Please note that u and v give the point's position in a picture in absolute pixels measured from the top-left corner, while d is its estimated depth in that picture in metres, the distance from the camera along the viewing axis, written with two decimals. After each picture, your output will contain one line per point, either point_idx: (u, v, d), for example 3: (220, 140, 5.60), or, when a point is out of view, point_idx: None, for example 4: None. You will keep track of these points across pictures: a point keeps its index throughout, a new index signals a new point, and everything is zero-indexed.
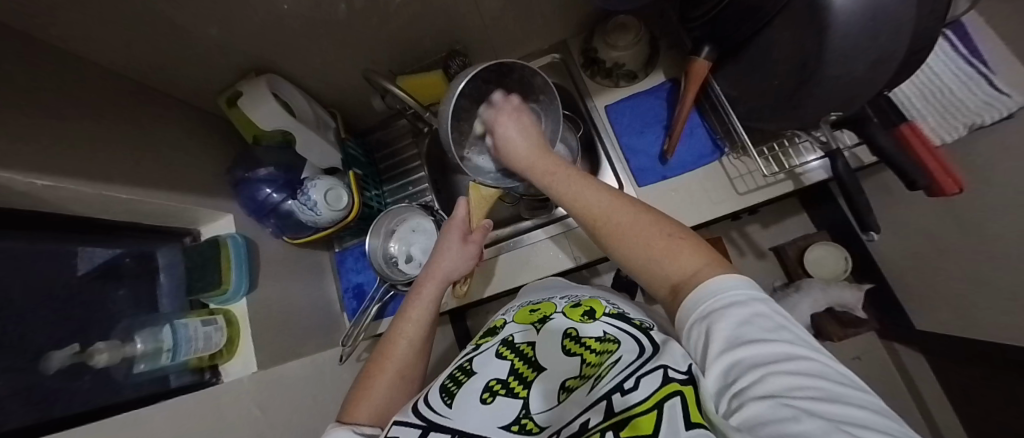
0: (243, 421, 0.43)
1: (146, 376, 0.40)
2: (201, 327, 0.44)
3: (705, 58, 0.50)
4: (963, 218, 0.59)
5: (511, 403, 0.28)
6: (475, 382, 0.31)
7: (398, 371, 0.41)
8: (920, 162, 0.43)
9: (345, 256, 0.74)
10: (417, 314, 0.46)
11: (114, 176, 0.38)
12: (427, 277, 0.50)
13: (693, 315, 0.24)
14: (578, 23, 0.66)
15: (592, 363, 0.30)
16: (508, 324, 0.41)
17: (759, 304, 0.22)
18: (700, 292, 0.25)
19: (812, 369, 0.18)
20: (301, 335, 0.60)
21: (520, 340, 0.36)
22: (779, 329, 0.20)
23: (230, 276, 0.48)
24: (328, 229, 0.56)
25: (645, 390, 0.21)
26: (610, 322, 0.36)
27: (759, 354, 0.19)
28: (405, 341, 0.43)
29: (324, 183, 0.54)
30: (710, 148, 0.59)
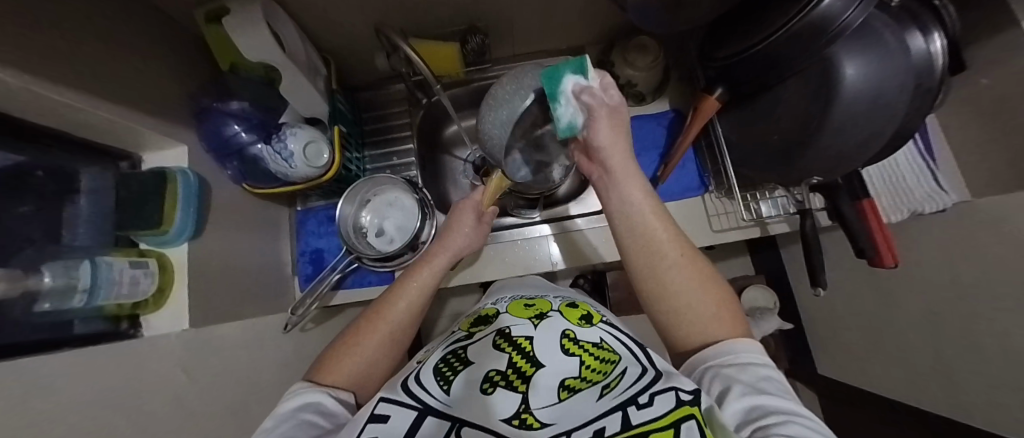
0: (168, 385, 0.37)
1: (47, 317, 0.32)
2: (127, 269, 0.38)
3: (717, 98, 0.51)
4: (885, 288, 0.68)
5: (510, 396, 0.29)
6: (473, 372, 0.31)
7: (391, 337, 0.39)
8: (873, 235, 0.49)
9: (307, 217, 0.67)
10: (423, 282, 0.44)
11: (51, 74, 0.31)
12: (438, 248, 0.48)
13: (719, 363, 0.32)
14: (599, 33, 0.65)
15: (593, 368, 0.32)
16: (503, 315, 0.42)
17: (771, 373, 0.30)
18: (727, 348, 0.34)
19: (808, 421, 0.25)
20: (241, 295, 0.54)
21: (517, 334, 0.36)
22: (785, 393, 0.28)
23: (175, 219, 0.42)
24: (300, 185, 0.51)
25: (660, 407, 0.24)
26: (608, 330, 0.38)
27: (772, 403, 0.27)
28: (406, 307, 0.41)
29: (304, 134, 0.49)
30: (696, 183, 0.62)
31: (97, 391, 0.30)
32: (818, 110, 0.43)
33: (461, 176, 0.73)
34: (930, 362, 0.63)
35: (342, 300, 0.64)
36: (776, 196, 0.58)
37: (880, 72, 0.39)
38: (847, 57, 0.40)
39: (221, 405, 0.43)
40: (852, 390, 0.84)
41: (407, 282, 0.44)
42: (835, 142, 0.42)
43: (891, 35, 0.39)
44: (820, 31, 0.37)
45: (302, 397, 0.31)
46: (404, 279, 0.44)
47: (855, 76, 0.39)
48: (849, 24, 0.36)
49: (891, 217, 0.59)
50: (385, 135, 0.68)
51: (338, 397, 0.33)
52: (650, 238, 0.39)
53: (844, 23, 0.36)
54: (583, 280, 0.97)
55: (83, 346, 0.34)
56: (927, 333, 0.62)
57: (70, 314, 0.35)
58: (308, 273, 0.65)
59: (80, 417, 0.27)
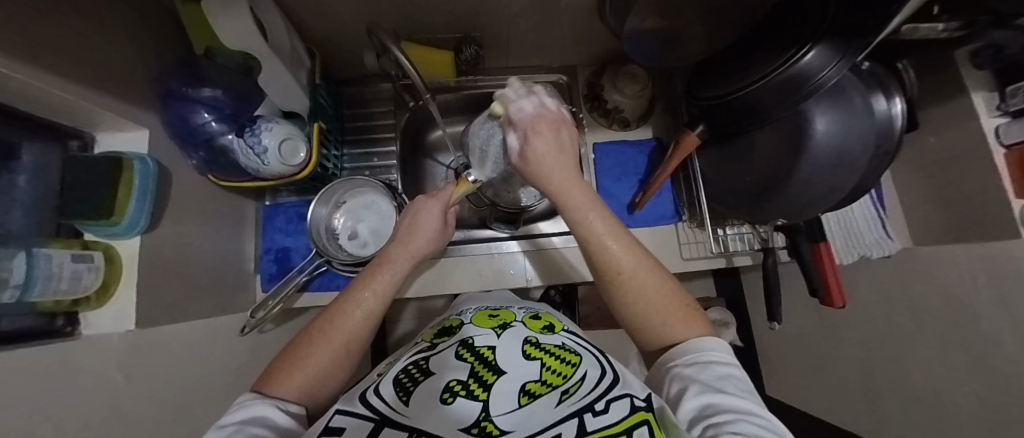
0: (109, 389, 0.35)
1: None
2: (70, 263, 0.35)
3: (696, 135, 0.53)
4: (830, 322, 0.74)
5: (470, 405, 0.31)
6: (434, 382, 0.34)
7: (346, 344, 0.38)
8: (825, 277, 0.53)
9: (275, 212, 0.65)
10: (380, 288, 0.43)
11: (11, 49, 0.28)
12: (397, 252, 0.48)
13: (680, 358, 0.34)
14: (590, 56, 0.67)
15: (554, 370, 0.35)
16: (466, 325, 0.45)
17: (727, 367, 0.33)
18: (690, 347, 0.35)
19: (756, 418, 0.28)
20: (196, 290, 0.50)
21: (479, 344, 0.39)
22: (738, 388, 0.31)
23: (128, 209, 0.39)
24: (271, 181, 0.49)
25: (615, 414, 0.27)
26: (569, 337, 0.42)
27: (725, 400, 0.29)
28: (362, 315, 0.40)
29: (281, 129, 0.47)
30: (670, 212, 0.64)
31: (29, 398, 0.28)
32: (787, 160, 0.46)
33: (441, 182, 0.72)
34: (862, 393, 0.69)
35: (306, 301, 0.62)
36: (741, 231, 0.62)
37: (847, 131, 0.42)
38: (819, 113, 0.43)
39: (164, 411, 0.41)
40: (794, 412, 0.90)
41: (362, 288, 0.42)
42: (799, 191, 0.45)
43: (860, 98, 0.42)
44: (803, 84, 0.39)
45: (249, 410, 0.30)
46: (359, 286, 0.43)
47: (826, 132, 0.43)
48: (824, 83, 0.38)
49: (845, 259, 0.64)
50: (364, 134, 0.66)
51: (287, 409, 0.32)
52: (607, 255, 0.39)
53: (819, 82, 0.38)
54: (552, 291, 0.99)
55: (14, 345, 0.31)
56: (861, 366, 0.68)
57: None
58: (270, 272, 0.62)
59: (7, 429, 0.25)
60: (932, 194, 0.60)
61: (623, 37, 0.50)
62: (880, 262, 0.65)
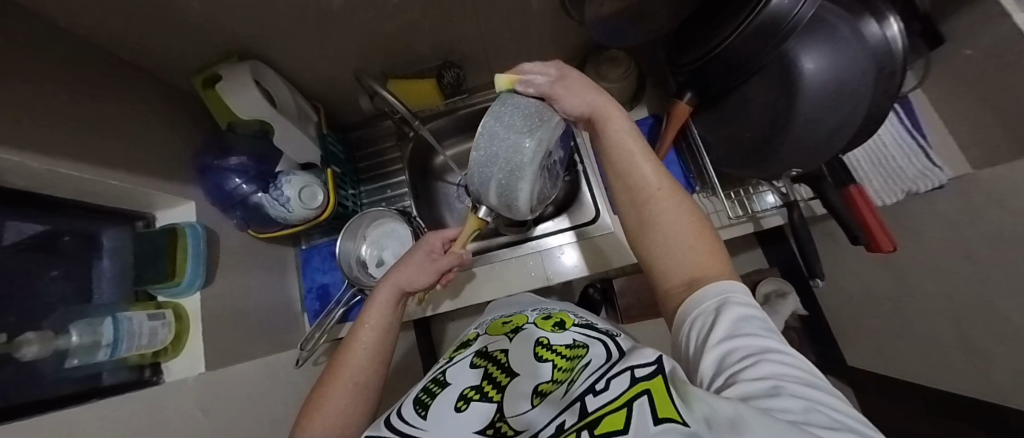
0: (189, 423, 0.40)
1: (77, 372, 0.37)
2: (146, 321, 0.42)
3: (688, 102, 0.52)
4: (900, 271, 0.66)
5: (484, 406, 0.34)
6: (448, 394, 0.37)
7: (360, 376, 0.43)
8: (865, 222, 0.48)
9: (311, 254, 0.72)
10: (374, 320, 0.47)
11: (67, 152, 0.35)
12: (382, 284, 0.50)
13: (698, 307, 0.31)
14: (570, 51, 0.68)
15: (563, 368, 0.36)
16: (481, 336, 0.50)
17: (753, 308, 0.30)
18: (711, 288, 0.32)
19: (794, 360, 0.24)
20: (253, 331, 0.56)
21: (494, 350, 0.43)
22: (768, 328, 0.28)
23: (185, 270, 0.46)
24: (298, 226, 0.54)
25: (617, 391, 0.25)
26: (580, 332, 0.44)
27: (751, 343, 0.26)
28: (364, 353, 0.44)
29: (299, 180, 0.53)
30: (682, 185, 0.62)
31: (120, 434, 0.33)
32: (782, 107, 0.44)
33: (456, 200, 0.75)
34: (954, 344, 0.60)
35: (349, 330, 0.67)
36: (763, 191, 0.59)
37: (837, 65, 0.40)
38: (805, 51, 0.41)
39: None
40: (884, 380, 0.80)
41: (360, 328, 0.46)
42: (803, 132, 0.43)
43: (845, 24, 0.40)
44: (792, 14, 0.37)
45: None
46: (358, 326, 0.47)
47: (815, 70, 0.41)
48: (801, 21, 0.37)
49: (885, 199, 0.59)
50: (376, 170, 0.72)
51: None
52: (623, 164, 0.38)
53: (796, 20, 0.36)
54: (590, 289, 0.97)
55: (106, 396, 0.38)
56: (944, 314, 0.60)
57: (98, 366, 0.39)
58: (314, 308, 0.69)
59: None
60: (976, 108, 0.53)
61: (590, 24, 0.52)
62: (933, 195, 0.58)
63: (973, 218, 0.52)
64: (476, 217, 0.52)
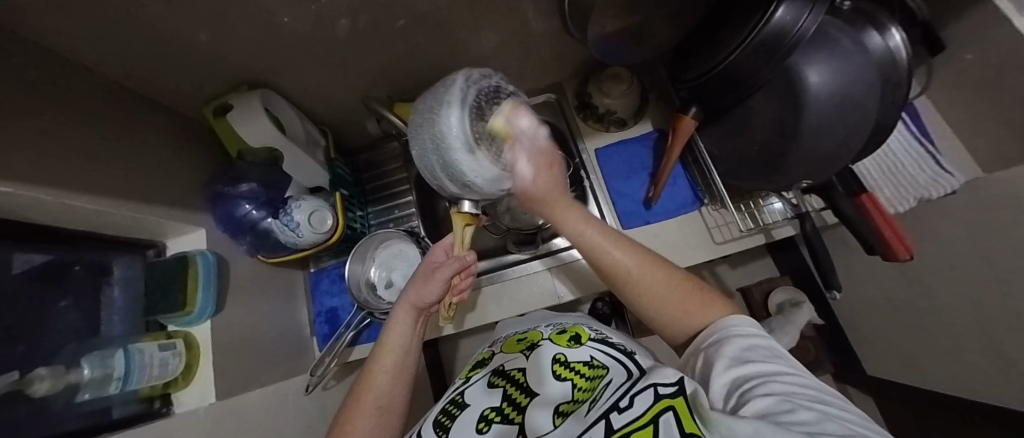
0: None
1: (86, 406, 0.37)
2: (156, 353, 0.42)
3: (693, 116, 0.53)
4: (918, 277, 0.64)
5: (505, 428, 0.35)
6: (470, 415, 0.38)
7: (380, 406, 0.42)
8: (880, 231, 0.47)
9: (320, 277, 0.71)
10: (394, 341, 0.46)
11: (79, 185, 0.36)
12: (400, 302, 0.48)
13: (707, 342, 0.33)
14: (572, 69, 0.69)
15: (583, 387, 0.36)
16: (496, 355, 0.50)
17: (760, 337, 0.31)
18: (713, 328, 0.34)
19: (804, 383, 0.26)
20: (264, 359, 0.56)
21: (510, 370, 0.43)
22: (777, 355, 0.29)
23: (195, 299, 0.45)
24: (308, 251, 0.54)
25: (640, 407, 0.25)
26: (596, 347, 0.45)
27: (760, 369, 0.27)
28: (384, 382, 0.43)
29: (308, 205, 0.53)
30: (690, 197, 0.62)
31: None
32: (790, 119, 0.44)
33: None
34: (980, 353, 0.58)
35: (358, 354, 0.66)
36: (774, 202, 0.58)
37: (842, 77, 0.40)
38: (809, 64, 0.41)
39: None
40: (909, 391, 0.77)
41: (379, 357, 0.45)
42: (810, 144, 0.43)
43: (847, 38, 0.40)
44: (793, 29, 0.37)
45: None
46: (379, 345, 0.46)
47: (820, 83, 0.41)
48: (803, 34, 0.37)
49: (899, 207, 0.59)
50: (383, 190, 0.72)
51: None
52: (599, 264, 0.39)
53: (798, 34, 0.37)
54: (601, 303, 0.95)
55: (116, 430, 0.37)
56: (968, 321, 0.58)
57: (108, 400, 0.39)
58: (324, 332, 0.68)
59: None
60: (985, 112, 0.53)
61: (591, 43, 0.52)
62: (948, 200, 0.57)
63: (991, 223, 0.51)
64: (460, 213, 0.46)
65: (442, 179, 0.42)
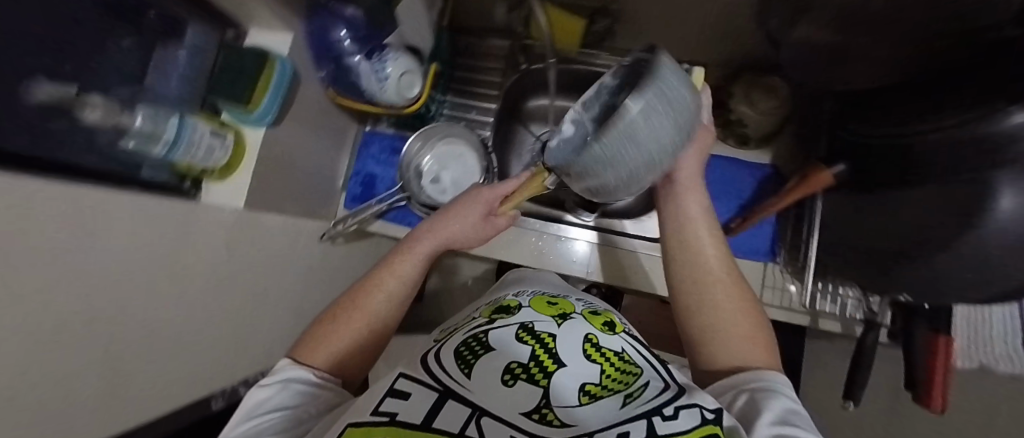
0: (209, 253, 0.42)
1: (126, 156, 0.34)
2: (207, 135, 0.39)
3: (831, 174, 0.46)
4: None
5: (531, 388, 0.33)
6: (495, 358, 0.37)
7: (365, 333, 0.42)
8: (933, 377, 0.45)
9: (372, 139, 0.68)
10: (404, 271, 0.46)
11: None
12: (424, 231, 0.49)
13: (751, 388, 0.35)
14: (725, 58, 0.60)
15: (614, 377, 0.36)
16: (524, 306, 0.49)
17: (799, 405, 0.33)
18: (761, 376, 0.36)
19: None
20: (291, 189, 0.55)
21: (540, 330, 0.42)
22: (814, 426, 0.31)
23: (262, 99, 0.42)
24: (381, 109, 0.50)
25: (686, 421, 0.28)
26: (628, 342, 0.44)
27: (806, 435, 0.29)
28: (375, 314, 0.43)
29: (404, 62, 0.47)
30: (767, 248, 0.58)
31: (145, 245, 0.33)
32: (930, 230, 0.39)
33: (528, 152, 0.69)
34: None
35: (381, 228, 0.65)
36: (844, 294, 0.55)
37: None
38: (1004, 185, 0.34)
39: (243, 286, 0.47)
40: None
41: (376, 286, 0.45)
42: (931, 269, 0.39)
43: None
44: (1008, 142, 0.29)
45: (284, 372, 0.35)
46: (386, 267, 0.46)
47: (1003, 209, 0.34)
48: None
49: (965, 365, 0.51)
50: (467, 86, 0.66)
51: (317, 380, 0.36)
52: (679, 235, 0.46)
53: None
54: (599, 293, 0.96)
55: (146, 191, 0.35)
56: None
57: (144, 158, 0.36)
58: (355, 193, 0.66)
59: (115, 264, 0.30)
60: None
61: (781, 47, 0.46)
62: None
63: None
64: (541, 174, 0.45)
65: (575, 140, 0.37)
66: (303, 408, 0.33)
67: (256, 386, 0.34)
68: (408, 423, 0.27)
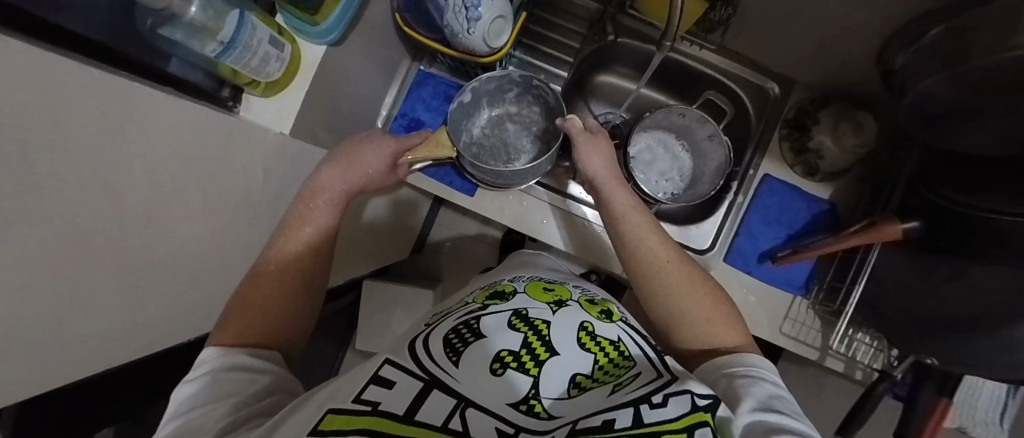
0: (242, 181, 0.38)
1: (155, 40, 0.29)
2: (266, 41, 0.33)
3: (900, 228, 0.43)
4: None
5: (520, 378, 0.33)
6: (485, 347, 0.35)
7: (293, 286, 0.41)
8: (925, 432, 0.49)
9: (426, 81, 0.62)
10: (319, 223, 0.44)
11: None
12: (330, 180, 0.46)
13: (734, 374, 0.37)
14: (817, 79, 0.56)
15: (604, 370, 0.35)
16: (519, 293, 0.46)
17: (772, 386, 0.35)
18: (736, 360, 0.39)
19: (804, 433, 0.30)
20: (328, 116, 0.49)
21: (534, 317, 0.40)
22: (785, 406, 0.33)
23: (331, 14, 0.37)
24: (458, 53, 0.45)
25: (674, 410, 0.26)
26: (624, 330, 0.42)
27: (778, 419, 0.30)
28: (292, 267, 0.41)
29: (500, 4, 0.40)
30: (801, 283, 0.58)
31: (171, 167, 0.29)
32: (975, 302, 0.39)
33: None
34: None
35: (427, 186, 0.65)
36: (862, 341, 0.56)
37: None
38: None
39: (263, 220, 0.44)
40: None
41: (302, 225, 0.43)
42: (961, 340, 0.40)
43: None
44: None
45: (199, 370, 0.31)
46: (290, 228, 0.43)
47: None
48: None
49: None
50: (545, 46, 0.62)
51: (252, 368, 0.33)
52: (631, 242, 0.48)
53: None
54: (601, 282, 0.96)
55: (183, 95, 0.30)
56: None
57: (175, 47, 0.30)
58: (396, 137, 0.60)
59: (136, 190, 0.26)
60: None
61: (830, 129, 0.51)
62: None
63: None
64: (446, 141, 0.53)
65: (509, 155, 0.63)
66: (232, 400, 0.29)
67: (181, 383, 0.30)
68: (392, 414, 0.25)
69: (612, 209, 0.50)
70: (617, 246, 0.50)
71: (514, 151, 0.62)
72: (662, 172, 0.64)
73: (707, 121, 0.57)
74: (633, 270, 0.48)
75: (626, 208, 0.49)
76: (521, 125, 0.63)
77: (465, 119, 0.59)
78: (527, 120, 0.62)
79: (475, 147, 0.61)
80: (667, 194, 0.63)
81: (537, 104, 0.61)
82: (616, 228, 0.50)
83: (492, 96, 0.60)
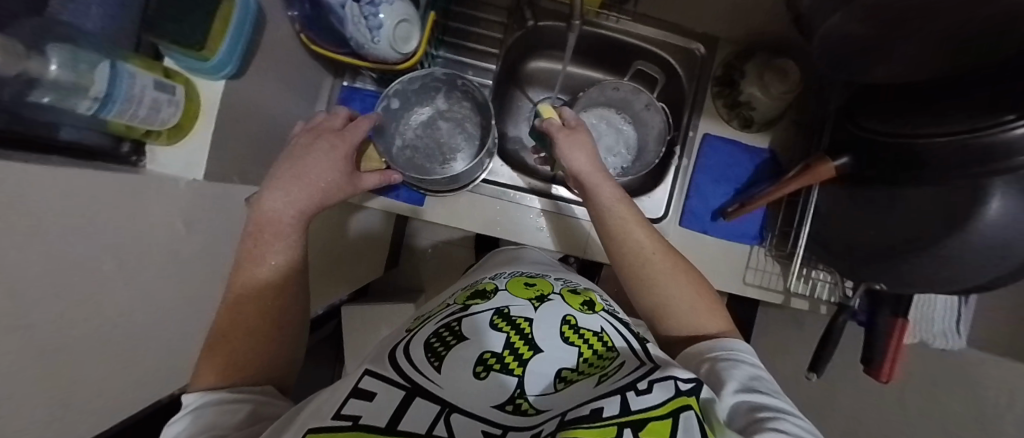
0: (163, 237, 0.36)
1: (41, 110, 0.26)
2: (151, 89, 0.32)
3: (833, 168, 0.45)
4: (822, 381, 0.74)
5: (506, 380, 0.31)
6: (467, 350, 0.34)
7: (269, 324, 0.38)
8: (888, 354, 0.50)
9: (352, 95, 0.61)
10: (279, 257, 0.41)
11: None
12: (281, 208, 0.43)
13: (714, 357, 0.37)
14: (737, 33, 0.57)
15: (590, 363, 0.35)
16: (501, 291, 0.46)
17: (750, 366, 0.36)
18: (718, 345, 0.39)
19: (784, 407, 0.30)
20: (248, 150, 0.48)
21: (516, 315, 0.40)
22: (763, 384, 0.33)
23: (220, 49, 0.35)
24: (368, 63, 0.44)
25: (659, 396, 0.23)
26: (605, 320, 0.43)
27: (759, 397, 0.31)
28: (268, 275, 0.40)
29: (402, 8, 0.39)
30: (755, 233, 0.60)
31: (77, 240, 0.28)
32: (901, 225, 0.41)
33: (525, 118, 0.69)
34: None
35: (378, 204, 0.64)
36: (819, 278, 0.59)
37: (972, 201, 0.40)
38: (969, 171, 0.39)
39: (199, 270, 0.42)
40: None
41: (256, 264, 0.40)
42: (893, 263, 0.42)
43: None
44: (986, 159, 0.29)
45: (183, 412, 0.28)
46: (250, 262, 0.40)
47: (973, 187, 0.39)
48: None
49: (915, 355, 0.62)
50: (467, 40, 0.61)
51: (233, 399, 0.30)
52: (619, 237, 0.48)
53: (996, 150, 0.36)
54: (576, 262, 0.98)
55: (67, 160, 0.28)
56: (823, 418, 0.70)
57: (64, 115, 0.28)
58: None
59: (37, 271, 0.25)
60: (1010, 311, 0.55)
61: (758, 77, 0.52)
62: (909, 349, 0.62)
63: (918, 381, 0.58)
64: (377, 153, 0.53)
65: (446, 154, 0.62)
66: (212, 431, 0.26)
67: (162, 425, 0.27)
68: (374, 427, 0.21)
69: (600, 205, 0.50)
70: (605, 242, 0.50)
71: (450, 150, 0.62)
72: (609, 148, 0.64)
73: (641, 91, 0.57)
74: (621, 263, 0.48)
75: (614, 203, 0.50)
76: (455, 122, 0.62)
77: (394, 122, 0.58)
78: (459, 117, 0.61)
79: (408, 150, 0.60)
80: (616, 169, 0.63)
81: (466, 100, 0.60)
82: (603, 221, 0.50)
83: (419, 96, 0.59)
